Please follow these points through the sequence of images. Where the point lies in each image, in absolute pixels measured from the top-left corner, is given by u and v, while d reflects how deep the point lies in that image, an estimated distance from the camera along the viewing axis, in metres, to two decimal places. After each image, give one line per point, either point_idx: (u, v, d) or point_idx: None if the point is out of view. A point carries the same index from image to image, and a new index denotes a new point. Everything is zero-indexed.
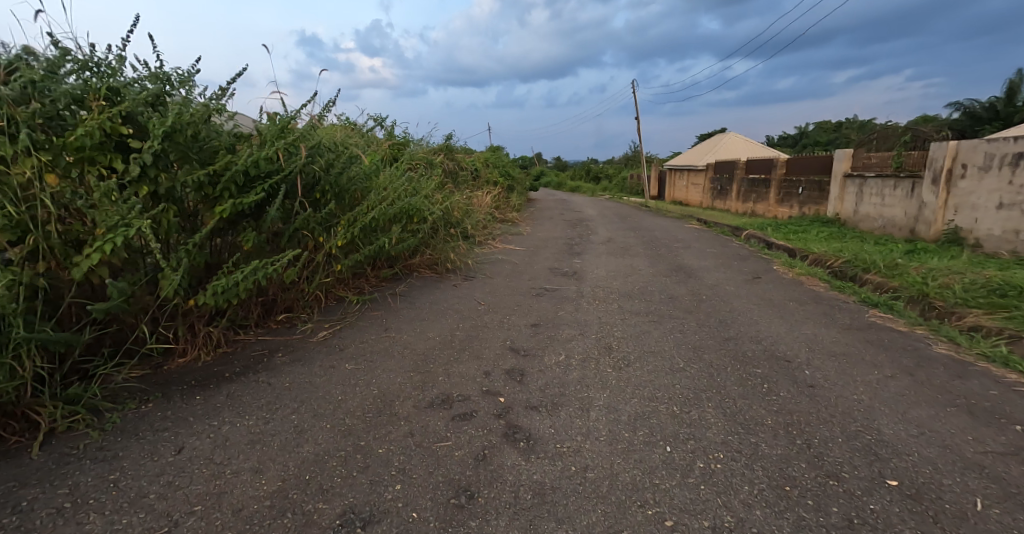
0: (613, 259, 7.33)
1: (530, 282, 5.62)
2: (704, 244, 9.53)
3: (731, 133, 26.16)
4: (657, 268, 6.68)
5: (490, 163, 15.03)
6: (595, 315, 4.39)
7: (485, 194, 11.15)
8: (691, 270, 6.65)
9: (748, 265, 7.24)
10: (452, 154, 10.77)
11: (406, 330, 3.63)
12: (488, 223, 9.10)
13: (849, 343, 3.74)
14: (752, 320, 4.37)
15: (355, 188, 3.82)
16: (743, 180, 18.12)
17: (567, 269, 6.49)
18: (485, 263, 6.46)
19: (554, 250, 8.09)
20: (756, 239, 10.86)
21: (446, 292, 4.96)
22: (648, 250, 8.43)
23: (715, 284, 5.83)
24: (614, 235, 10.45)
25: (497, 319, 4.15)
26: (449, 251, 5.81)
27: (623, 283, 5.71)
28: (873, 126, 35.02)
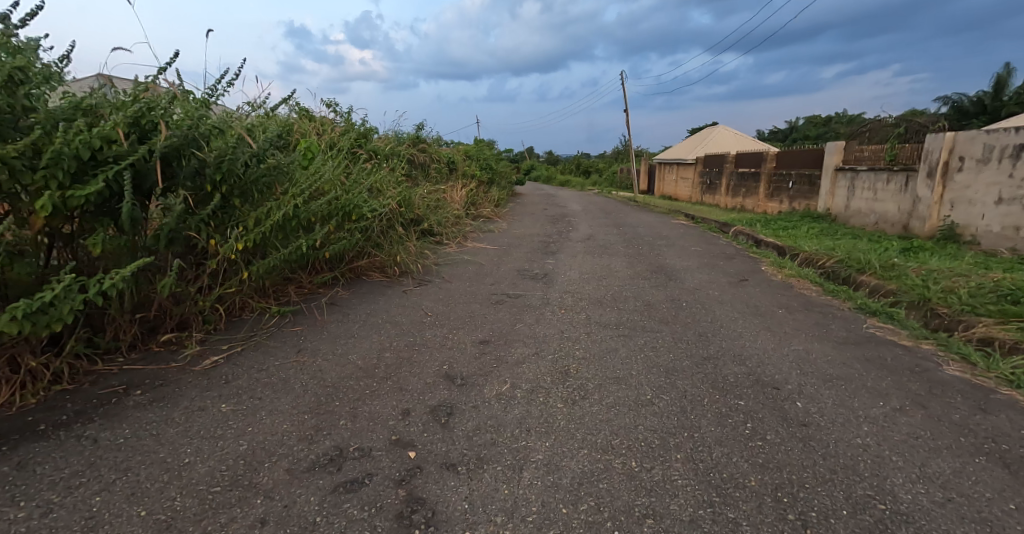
0: (589, 260, 6.76)
1: (492, 288, 5.03)
2: (689, 242, 9.02)
3: (720, 126, 25.71)
4: (634, 270, 6.12)
5: (469, 156, 14.40)
6: (556, 328, 3.82)
7: (460, 189, 10.53)
8: (671, 271, 6.12)
9: (735, 265, 6.70)
10: (424, 146, 10.13)
11: (323, 353, 3.02)
12: (458, 221, 8.50)
13: (846, 363, 3.20)
14: (735, 333, 3.83)
15: (263, 180, 3.21)
16: (732, 175, 17.64)
17: (537, 271, 5.90)
18: (447, 265, 5.85)
19: (528, 249, 7.50)
20: (744, 236, 10.36)
21: (392, 301, 4.36)
22: (629, 249, 7.88)
23: (697, 288, 5.29)
24: (595, 232, 9.89)
25: (439, 335, 3.55)
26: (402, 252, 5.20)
27: (596, 288, 5.13)
28: (862, 121, 34.80)
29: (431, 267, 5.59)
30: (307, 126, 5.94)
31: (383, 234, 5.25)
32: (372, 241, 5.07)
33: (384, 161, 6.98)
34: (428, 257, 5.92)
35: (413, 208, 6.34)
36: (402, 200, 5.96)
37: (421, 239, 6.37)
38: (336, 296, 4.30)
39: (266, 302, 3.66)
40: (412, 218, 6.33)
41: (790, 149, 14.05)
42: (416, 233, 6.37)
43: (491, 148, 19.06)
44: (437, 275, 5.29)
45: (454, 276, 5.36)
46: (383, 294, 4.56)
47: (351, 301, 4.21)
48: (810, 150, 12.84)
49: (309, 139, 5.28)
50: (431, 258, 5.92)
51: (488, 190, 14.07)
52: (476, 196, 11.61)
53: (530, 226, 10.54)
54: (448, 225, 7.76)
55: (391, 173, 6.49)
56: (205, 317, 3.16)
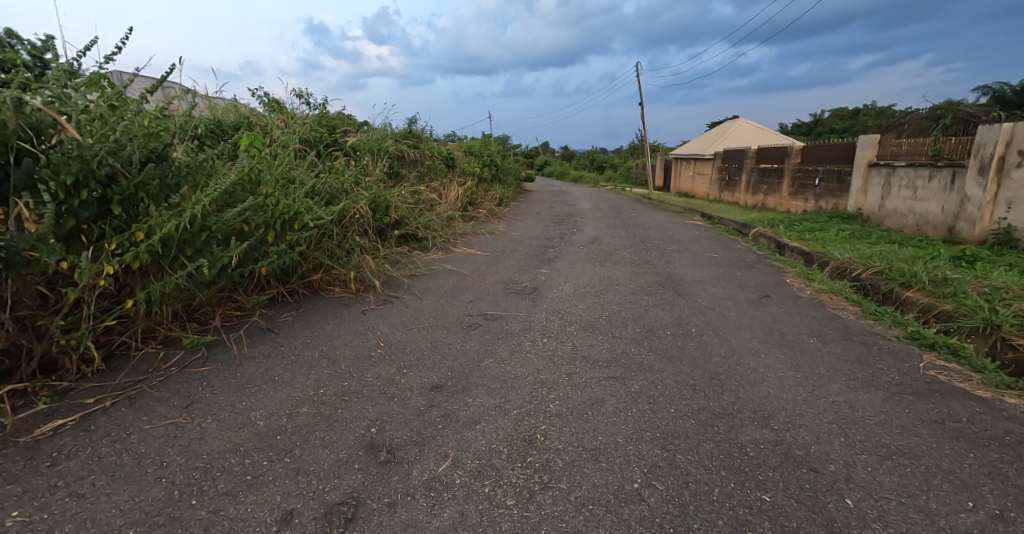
0: (589, 270, 6.03)
1: (468, 309, 4.33)
2: (704, 247, 8.21)
3: (740, 120, 24.60)
4: (638, 283, 5.37)
5: (471, 154, 13.76)
6: (532, 368, 3.11)
7: (455, 189, 9.88)
8: (681, 285, 5.36)
9: (755, 276, 5.92)
10: (417, 143, 9.51)
11: (218, 407, 2.32)
12: (449, 224, 7.87)
13: (905, 426, 2.42)
14: (755, 375, 3.07)
15: (150, 182, 2.55)
16: (754, 171, 16.66)
17: (526, 286, 5.19)
18: (423, 278, 5.17)
19: (523, 256, 6.83)
20: (765, 240, 9.52)
21: (342, 327, 3.67)
22: (636, 256, 7.11)
23: (710, 307, 4.54)
24: (601, 235, 9.15)
25: (383, 377, 2.86)
26: (364, 266, 4.60)
27: (590, 309, 4.40)
28: (892, 113, 33.19)
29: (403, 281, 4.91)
30: (269, 122, 5.32)
31: (337, 243, 4.61)
32: (326, 252, 4.45)
33: (359, 162, 6.33)
34: (401, 269, 5.26)
35: (385, 212, 5.69)
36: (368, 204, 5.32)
37: (395, 247, 5.70)
38: (276, 319, 3.64)
39: (178, 332, 3.00)
40: (385, 223, 5.68)
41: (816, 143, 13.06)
42: (389, 240, 5.72)
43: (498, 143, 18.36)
44: (406, 293, 4.60)
45: (428, 293, 4.67)
46: (335, 317, 3.88)
47: (292, 327, 3.53)
48: (839, 144, 11.85)
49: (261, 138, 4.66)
50: (404, 269, 5.25)
51: (491, 188, 13.41)
52: (475, 194, 10.95)
53: (532, 227, 9.82)
54: (434, 229, 7.08)
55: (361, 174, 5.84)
56: (82, 356, 2.49)
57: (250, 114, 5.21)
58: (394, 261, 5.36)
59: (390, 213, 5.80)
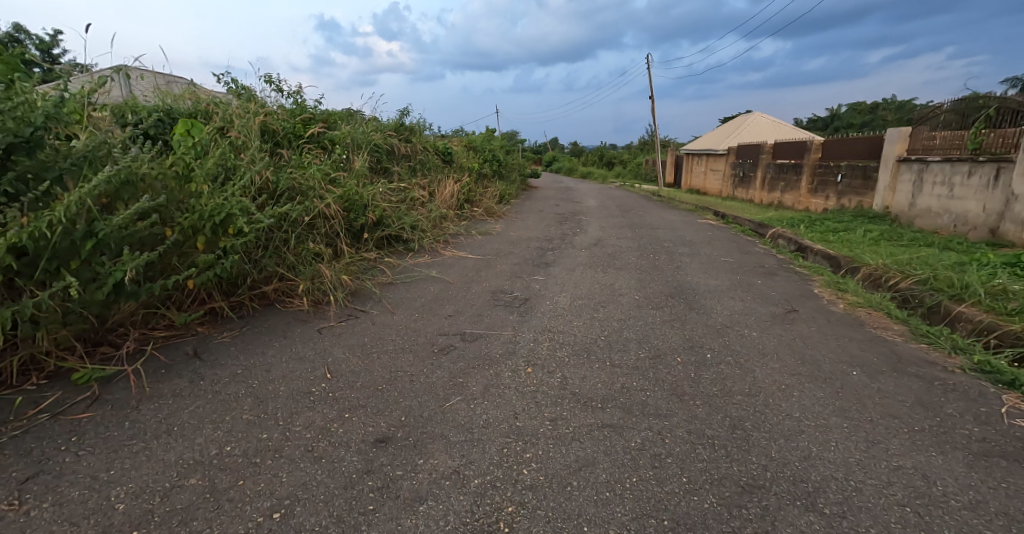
0: (590, 277, 5.41)
1: (445, 328, 3.73)
2: (717, 250, 7.56)
3: (754, 114, 23.76)
4: (644, 295, 4.75)
5: (472, 149, 13.18)
6: (508, 411, 2.50)
7: (451, 186, 9.30)
8: (692, 296, 4.72)
9: (776, 285, 5.25)
10: (408, 139, 8.96)
11: (70, 477, 1.73)
12: (440, 225, 7.30)
13: (1009, 515, 1.77)
14: (790, 425, 2.42)
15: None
16: (769, 167, 15.90)
17: (516, 299, 4.58)
18: (399, 289, 4.57)
19: (518, 260, 6.24)
20: (784, 241, 8.82)
21: (288, 350, 3.07)
22: (642, 261, 6.49)
23: (727, 326, 3.91)
24: (606, 236, 8.52)
25: (316, 425, 2.24)
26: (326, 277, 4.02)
27: (587, 329, 3.78)
28: (912, 106, 32.07)
29: (374, 292, 4.31)
30: (231, 110, 4.76)
31: (289, 250, 4.02)
32: (272, 262, 3.84)
33: (334, 159, 5.75)
34: (375, 279, 4.66)
35: (355, 216, 5.11)
36: (331, 207, 4.74)
37: (367, 253, 5.12)
38: (210, 340, 3.05)
39: (73, 363, 2.43)
40: (353, 227, 5.11)
41: (839, 138, 12.30)
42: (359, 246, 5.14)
43: (502, 138, 17.77)
44: (375, 308, 3.99)
45: (401, 309, 4.06)
46: (284, 337, 3.28)
47: (225, 350, 2.94)
48: (864, 139, 11.08)
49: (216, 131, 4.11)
50: (378, 280, 4.66)
51: (492, 184, 12.84)
52: (473, 192, 10.37)
53: (533, 227, 9.22)
54: (420, 232, 6.50)
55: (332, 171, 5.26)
56: None
57: (204, 100, 4.64)
58: (365, 270, 4.77)
59: (363, 216, 5.22)
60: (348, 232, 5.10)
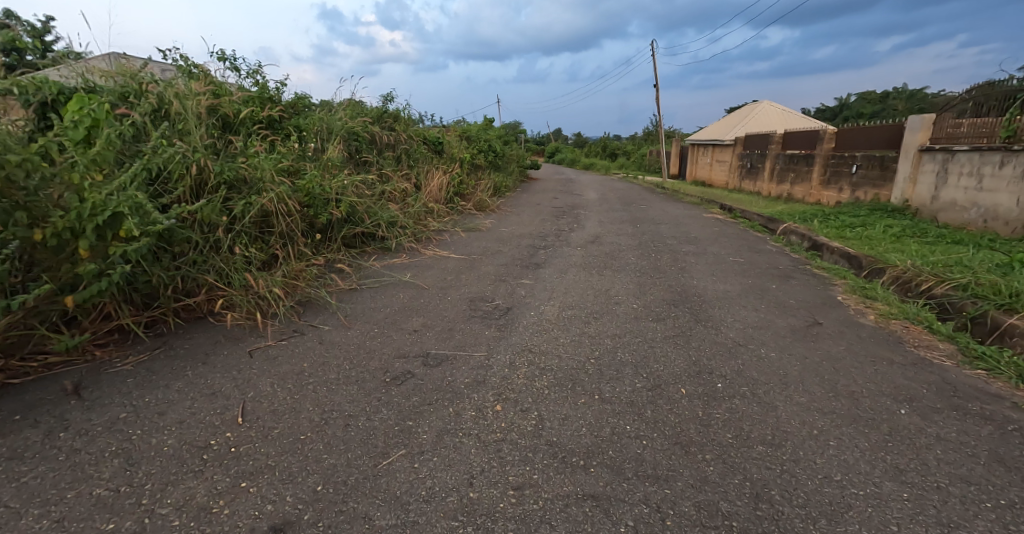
0: (583, 282, 4.84)
1: (405, 347, 3.15)
2: (725, 248, 6.96)
3: (763, 102, 23.02)
4: (642, 306, 4.18)
5: (466, 141, 12.59)
6: (460, 475, 1.93)
7: (440, 178, 8.72)
8: (697, 307, 4.15)
9: (793, 291, 4.65)
10: (393, 128, 8.36)
11: None
12: (423, 221, 6.73)
13: None
14: (829, 495, 1.83)
15: None
16: (779, 157, 15.40)
17: (497, 309, 4.00)
18: (360, 298, 3.99)
19: (505, 261, 5.67)
20: (796, 237, 8.27)
21: (200, 382, 2.50)
22: (642, 262, 5.91)
23: (740, 345, 3.32)
24: (605, 232, 7.94)
25: (194, 503, 1.66)
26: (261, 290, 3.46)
27: (575, 350, 3.20)
28: (925, 95, 31.14)
29: (327, 303, 3.73)
30: (169, 91, 4.19)
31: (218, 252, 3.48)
32: (193, 267, 3.30)
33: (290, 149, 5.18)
34: (332, 287, 4.09)
35: (309, 211, 4.55)
36: (277, 203, 4.18)
37: (324, 256, 4.57)
38: (103, 370, 2.51)
39: None
40: (306, 225, 4.54)
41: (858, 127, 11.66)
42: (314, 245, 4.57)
43: (500, 128, 17.14)
44: (325, 324, 3.42)
45: (356, 324, 3.47)
46: (202, 364, 2.71)
47: (117, 384, 2.38)
48: (884, 127, 10.42)
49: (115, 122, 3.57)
50: (334, 287, 4.08)
51: (487, 176, 12.25)
52: (464, 185, 9.80)
53: (527, 223, 8.63)
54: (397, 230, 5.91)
55: (283, 163, 4.71)
56: None
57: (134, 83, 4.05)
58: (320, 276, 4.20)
59: (321, 212, 4.66)
60: (303, 231, 4.53)
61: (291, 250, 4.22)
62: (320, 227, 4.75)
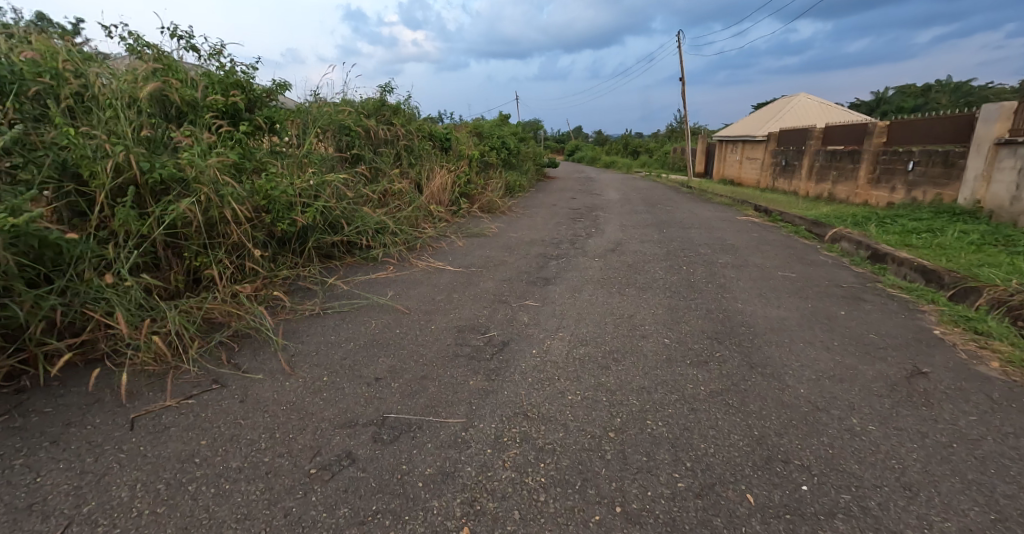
0: (600, 308, 3.98)
1: (355, 407, 2.29)
2: (768, 260, 5.98)
3: (797, 95, 21.70)
4: (675, 343, 3.29)
5: (477, 137, 11.81)
6: None
7: (444, 178, 7.97)
8: (748, 348, 3.22)
9: (868, 322, 3.70)
10: (394, 123, 7.61)
11: None
12: (419, 228, 5.97)
13: None
14: None
15: None
16: (818, 154, 14.29)
17: (490, 346, 3.17)
18: (317, 329, 3.13)
19: (510, 277, 4.86)
20: (849, 245, 7.29)
21: (23, 482, 1.62)
22: (672, 278, 5.00)
23: (821, 412, 2.38)
24: (627, 238, 7.04)
25: None
26: (162, 331, 2.50)
27: (587, 416, 2.34)
28: (970, 88, 29.26)
29: (269, 337, 2.84)
30: (93, 68, 3.37)
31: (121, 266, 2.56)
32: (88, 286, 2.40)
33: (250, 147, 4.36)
34: (281, 315, 3.26)
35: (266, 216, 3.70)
36: (219, 209, 3.34)
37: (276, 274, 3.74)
38: None
39: None
40: (260, 235, 3.71)
41: (919, 118, 10.64)
42: (268, 257, 3.75)
43: (515, 124, 16.29)
44: (256, 369, 2.52)
45: (298, 369, 2.59)
46: (49, 444, 1.80)
47: None
48: (953, 120, 9.61)
49: (4, 105, 2.75)
50: (282, 315, 3.23)
51: (499, 175, 11.43)
52: (472, 185, 9.02)
53: (539, 227, 7.80)
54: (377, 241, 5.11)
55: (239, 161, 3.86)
56: None
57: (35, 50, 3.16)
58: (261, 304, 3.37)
59: (283, 218, 3.83)
60: (255, 243, 3.70)
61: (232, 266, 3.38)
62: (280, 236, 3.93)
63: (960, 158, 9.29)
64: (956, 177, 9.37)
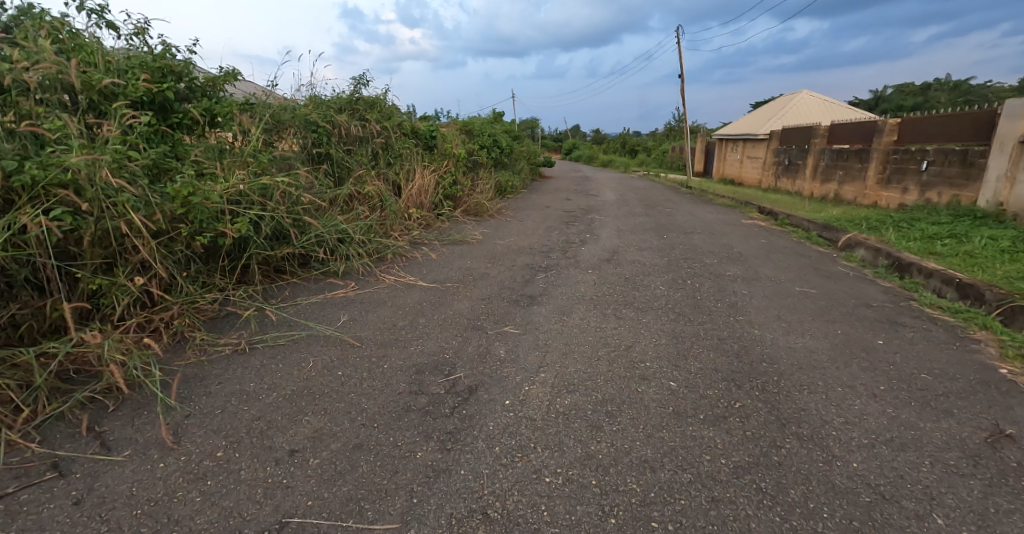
0: (593, 339, 3.35)
1: (245, 507, 1.64)
2: (782, 272, 5.36)
3: (799, 93, 21.09)
4: (683, 390, 2.66)
5: (466, 135, 11.15)
6: None
7: (425, 180, 7.34)
8: (776, 397, 2.58)
9: (913, 355, 3.07)
10: (370, 119, 6.95)
11: None
12: (391, 238, 5.35)
13: None
14: None
15: None
16: (823, 153, 13.70)
17: (452, 395, 2.53)
18: (230, 377, 2.46)
19: (489, 296, 4.23)
20: (867, 252, 6.68)
21: None
22: (676, 297, 4.37)
23: (891, 506, 1.74)
24: (624, 246, 6.41)
25: None
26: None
27: (569, 516, 1.70)
28: (972, 87, 28.76)
29: (154, 393, 2.16)
30: None
31: None
32: None
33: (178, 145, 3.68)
34: (188, 357, 2.57)
35: (183, 226, 3.01)
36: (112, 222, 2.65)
37: (199, 296, 3.05)
38: None
39: None
40: (173, 252, 3.01)
41: (931, 116, 10.07)
42: (185, 277, 3.05)
43: (509, 121, 15.64)
44: (123, 444, 1.86)
45: (183, 440, 1.92)
46: None
47: None
48: (972, 116, 9.01)
49: None
50: (182, 360, 2.52)
51: (489, 175, 10.78)
52: (458, 186, 8.38)
53: (528, 233, 7.17)
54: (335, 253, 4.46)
55: (155, 161, 3.17)
56: None
57: None
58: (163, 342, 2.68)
59: (206, 228, 3.13)
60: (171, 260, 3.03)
61: (129, 293, 2.68)
62: (204, 251, 3.24)
63: (979, 157, 8.69)
64: (974, 178, 8.77)
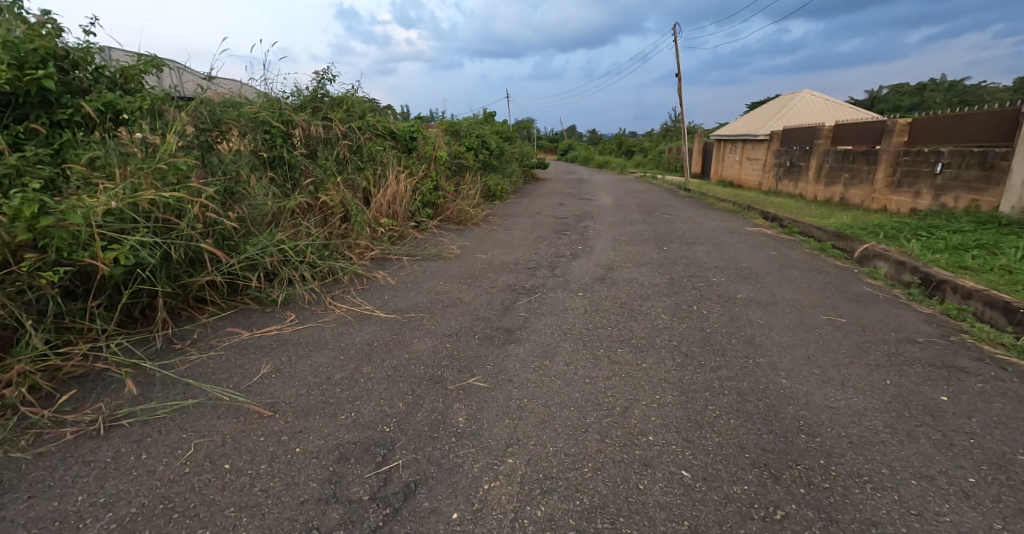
0: (580, 399, 2.62)
1: None
2: (801, 293, 4.66)
3: (800, 92, 20.44)
4: (700, 488, 1.93)
5: (451, 135, 10.42)
6: None
7: (398, 186, 6.60)
8: (829, 501, 1.87)
9: (989, 427, 2.38)
10: (336, 116, 6.19)
11: None
12: (347, 257, 4.63)
13: None
14: None
15: None
16: (828, 155, 13.04)
17: (377, 501, 1.78)
18: (55, 485, 1.66)
19: (456, 332, 3.50)
20: (890, 267, 5.99)
21: None
22: (682, 331, 3.65)
23: None
24: (621, 260, 5.70)
25: None
26: None
27: None
28: (973, 87, 28.25)
29: None
30: None
31: None
32: None
33: (66, 147, 2.91)
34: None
35: (29, 254, 2.15)
36: None
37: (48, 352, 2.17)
38: None
39: None
40: (10, 290, 2.14)
41: (946, 116, 9.41)
42: (30, 324, 2.17)
43: (500, 121, 14.91)
44: None
45: None
46: None
47: None
48: (994, 115, 8.34)
49: None
50: None
51: (476, 178, 10.05)
52: (437, 192, 7.65)
53: (514, 245, 6.45)
54: (274, 279, 3.75)
55: (8, 170, 2.39)
56: None
57: None
58: None
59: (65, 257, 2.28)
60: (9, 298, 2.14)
61: None
62: (68, 281, 2.42)
63: (1001, 159, 8.03)
64: (997, 182, 8.11)
